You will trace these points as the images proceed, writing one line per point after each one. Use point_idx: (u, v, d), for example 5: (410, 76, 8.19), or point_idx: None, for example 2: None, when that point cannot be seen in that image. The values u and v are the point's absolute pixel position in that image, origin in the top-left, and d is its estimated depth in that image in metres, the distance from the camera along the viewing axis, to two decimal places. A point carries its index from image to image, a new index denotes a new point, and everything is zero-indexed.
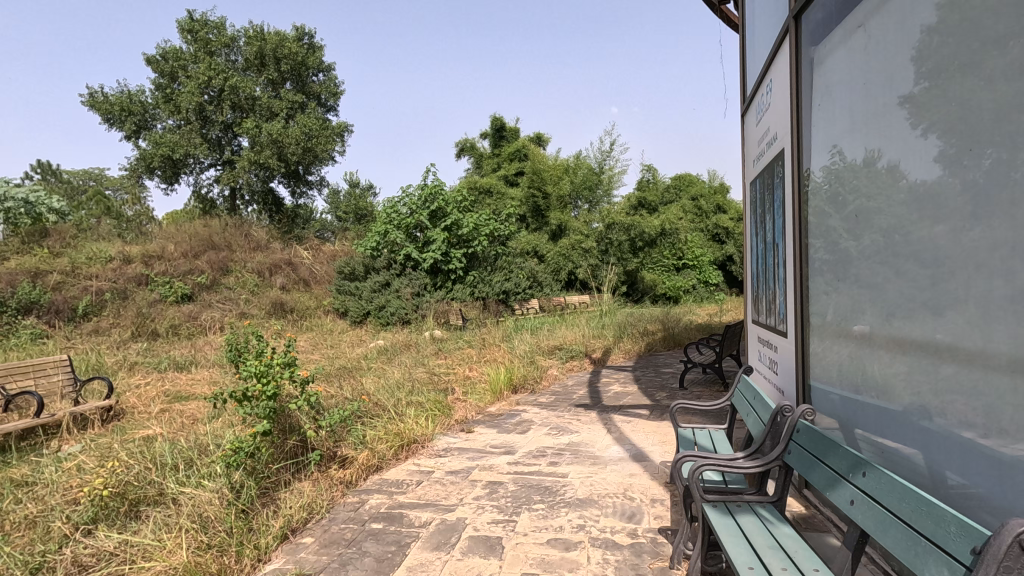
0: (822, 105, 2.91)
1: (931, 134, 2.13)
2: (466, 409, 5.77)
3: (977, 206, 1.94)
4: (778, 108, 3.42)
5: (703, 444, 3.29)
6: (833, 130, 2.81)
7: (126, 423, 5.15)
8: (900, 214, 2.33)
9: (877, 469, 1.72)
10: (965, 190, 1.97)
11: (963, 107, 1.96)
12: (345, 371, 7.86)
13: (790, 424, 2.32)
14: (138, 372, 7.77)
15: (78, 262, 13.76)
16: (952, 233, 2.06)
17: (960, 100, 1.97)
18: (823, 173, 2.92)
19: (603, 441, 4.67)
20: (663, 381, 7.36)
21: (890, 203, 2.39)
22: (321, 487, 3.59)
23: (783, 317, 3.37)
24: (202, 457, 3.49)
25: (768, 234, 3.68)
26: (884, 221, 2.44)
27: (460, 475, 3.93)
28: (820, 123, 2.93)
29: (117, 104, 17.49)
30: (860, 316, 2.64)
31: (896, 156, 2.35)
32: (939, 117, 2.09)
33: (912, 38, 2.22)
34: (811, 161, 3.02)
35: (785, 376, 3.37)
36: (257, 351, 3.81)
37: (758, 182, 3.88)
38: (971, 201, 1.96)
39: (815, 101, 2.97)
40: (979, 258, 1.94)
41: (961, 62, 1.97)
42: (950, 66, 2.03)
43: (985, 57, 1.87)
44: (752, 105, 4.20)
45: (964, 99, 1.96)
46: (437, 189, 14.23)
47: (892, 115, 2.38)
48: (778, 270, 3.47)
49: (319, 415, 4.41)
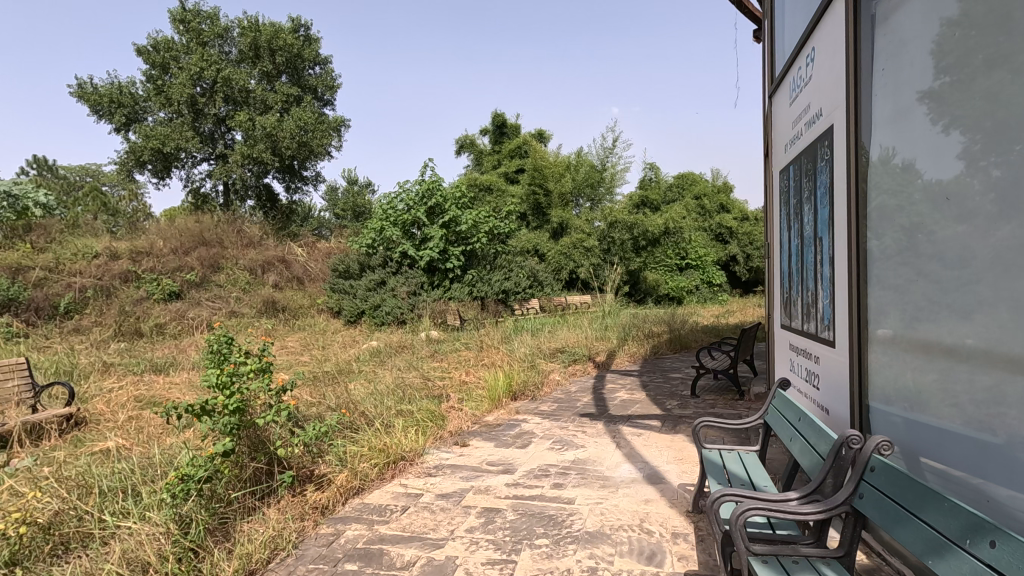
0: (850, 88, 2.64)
1: (954, 130, 2.01)
2: (461, 419, 5.29)
3: (1005, 205, 1.79)
4: (813, 87, 3.06)
5: (733, 469, 2.82)
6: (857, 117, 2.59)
7: (85, 436, 4.68)
8: (921, 212, 2.17)
9: (1011, 538, 1.25)
10: (991, 189, 1.84)
11: (992, 101, 1.84)
12: (334, 375, 7.38)
13: (860, 461, 1.84)
14: (112, 375, 7.29)
15: (63, 258, 13.30)
16: (978, 231, 1.91)
17: (988, 94, 1.85)
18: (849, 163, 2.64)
19: (612, 458, 4.19)
20: (673, 388, 6.87)
21: (907, 202, 2.24)
22: (291, 516, 3.11)
23: (825, 321, 2.88)
24: (150, 481, 3.02)
25: (804, 226, 3.24)
26: (903, 218, 2.27)
27: (452, 500, 3.45)
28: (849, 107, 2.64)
29: (106, 96, 16.99)
30: (881, 320, 2.42)
31: (911, 155, 2.22)
32: (962, 111, 1.97)
33: (931, 32, 2.11)
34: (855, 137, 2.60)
35: (826, 390, 2.90)
36: (219, 356, 3.33)
37: (791, 169, 3.47)
38: (999, 199, 1.81)
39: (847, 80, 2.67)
40: (1006, 258, 1.79)
41: (986, 56, 1.86)
42: (975, 59, 1.91)
43: (1012, 49, 1.75)
44: (784, 83, 3.77)
45: (993, 93, 1.83)
46: (434, 184, 13.68)
47: (911, 112, 2.23)
48: (816, 267, 3.02)
49: (296, 429, 3.94)
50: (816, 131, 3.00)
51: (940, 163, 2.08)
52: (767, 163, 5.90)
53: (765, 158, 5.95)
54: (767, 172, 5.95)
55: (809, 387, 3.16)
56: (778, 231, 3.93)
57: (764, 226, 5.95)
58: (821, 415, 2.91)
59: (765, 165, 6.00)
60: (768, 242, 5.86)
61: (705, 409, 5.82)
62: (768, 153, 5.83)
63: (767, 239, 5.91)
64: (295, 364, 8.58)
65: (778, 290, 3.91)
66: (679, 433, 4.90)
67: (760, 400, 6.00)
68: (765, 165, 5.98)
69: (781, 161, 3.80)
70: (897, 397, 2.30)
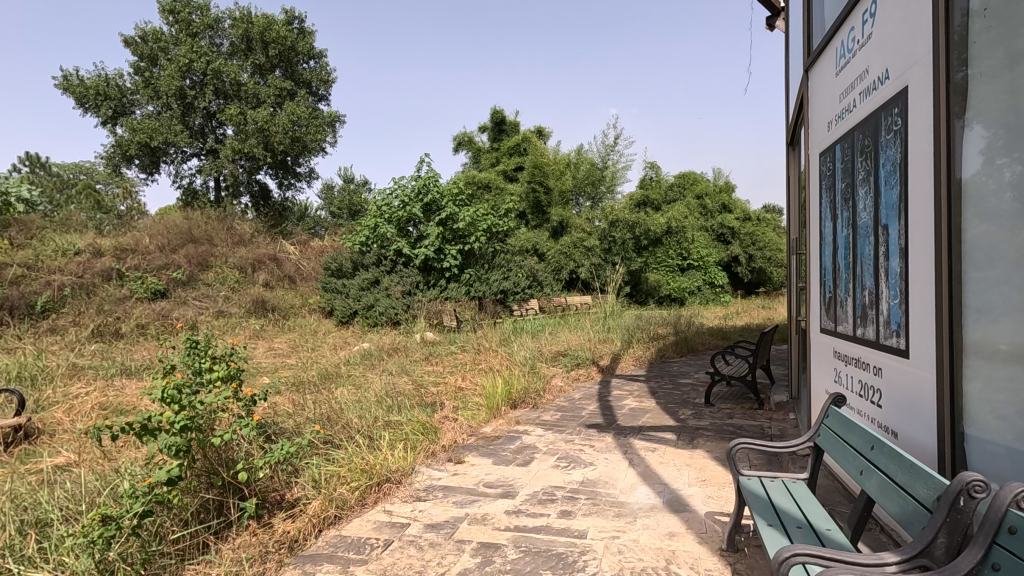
0: (903, 58, 2.27)
1: (984, 120, 1.82)
2: (457, 431, 4.80)
3: None
4: (872, 50, 2.60)
5: (781, 504, 2.33)
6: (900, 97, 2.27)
7: (31, 449, 4.16)
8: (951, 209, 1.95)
9: None
10: None
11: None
12: (320, 380, 6.86)
13: (994, 520, 1.34)
14: (81, 378, 6.77)
15: (43, 255, 12.78)
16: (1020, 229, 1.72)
17: None
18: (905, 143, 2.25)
19: (626, 480, 3.70)
20: (685, 396, 6.37)
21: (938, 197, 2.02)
22: (248, 557, 2.64)
23: (891, 326, 2.38)
24: (78, 515, 2.54)
25: (856, 214, 2.77)
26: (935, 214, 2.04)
27: (443, 533, 2.95)
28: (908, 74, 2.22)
29: (92, 88, 16.46)
30: (925, 328, 2.11)
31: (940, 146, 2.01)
32: (992, 100, 1.79)
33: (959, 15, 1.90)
34: (911, 110, 2.19)
35: (891, 408, 2.41)
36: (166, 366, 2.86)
37: (838, 150, 3.00)
38: None
39: (903, 45, 2.28)
40: None
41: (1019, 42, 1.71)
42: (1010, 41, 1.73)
43: None
44: (825, 53, 3.30)
45: None
46: (430, 180, 13.14)
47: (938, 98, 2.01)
48: (874, 261, 2.55)
49: (263, 448, 3.43)
50: (876, 99, 2.53)
51: (969, 157, 1.88)
52: (796, 151, 5.51)
53: (791, 146, 5.57)
54: (793, 161, 5.56)
55: (863, 402, 2.69)
56: (817, 220, 3.50)
57: (790, 216, 5.54)
58: (887, 438, 2.41)
59: (791, 154, 5.61)
60: (793, 234, 5.45)
61: (722, 419, 5.31)
62: (794, 141, 5.46)
63: (791, 230, 5.50)
64: (280, 369, 8.06)
65: (816, 288, 3.46)
66: (699, 448, 4.41)
67: (782, 409, 5.49)
68: (792, 153, 5.59)
69: (821, 142, 3.35)
70: (973, 417, 1.88)
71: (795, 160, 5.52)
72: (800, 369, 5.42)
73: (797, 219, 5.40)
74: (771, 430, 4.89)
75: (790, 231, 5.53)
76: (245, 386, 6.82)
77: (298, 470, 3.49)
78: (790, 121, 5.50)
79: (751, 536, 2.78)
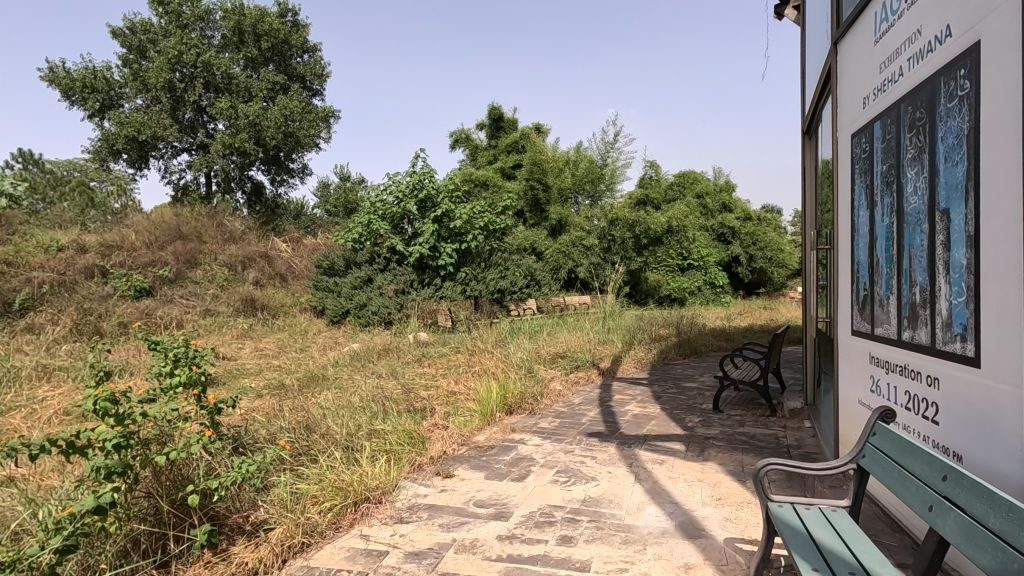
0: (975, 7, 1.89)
1: None
2: (447, 441, 4.42)
3: None
4: (925, 8, 2.23)
5: (825, 542, 1.97)
6: (970, 56, 1.90)
7: None
8: None
9: None
10: None
11: None
12: (304, 384, 6.48)
13: None
14: (49, 381, 6.37)
15: (24, 251, 12.37)
16: None
17: None
18: (977, 110, 1.87)
19: (633, 498, 3.33)
20: (691, 401, 6.00)
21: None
22: None
23: (954, 330, 2.01)
24: None
25: (904, 199, 2.40)
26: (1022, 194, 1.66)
27: (425, 564, 2.57)
28: (982, 28, 1.84)
29: (79, 80, 16.04)
30: (1007, 334, 1.74)
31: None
32: None
33: None
34: (986, 70, 1.82)
35: (954, 426, 2.03)
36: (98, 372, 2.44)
37: (877, 128, 2.64)
38: None
39: None
40: None
41: None
42: None
43: None
44: (858, 20, 2.92)
45: None
46: (426, 176, 12.76)
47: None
48: (928, 252, 2.18)
49: (220, 463, 3.06)
50: (931, 64, 2.17)
51: None
52: (811, 141, 5.19)
53: (806, 135, 5.24)
54: (808, 151, 5.25)
55: (910, 414, 2.33)
56: (844, 209, 3.16)
57: (805, 209, 5.22)
58: (950, 459, 2.03)
59: (806, 143, 5.29)
60: (810, 228, 5.14)
61: (732, 428, 4.93)
62: (811, 130, 5.14)
63: (807, 224, 5.19)
64: (265, 371, 7.69)
65: (845, 284, 3.12)
66: (711, 461, 4.03)
67: (795, 417, 5.11)
68: (807, 142, 5.27)
69: (852, 122, 2.99)
70: None
71: (810, 151, 5.21)
72: (815, 376, 5.05)
73: (814, 212, 5.08)
74: (787, 441, 4.48)
75: (805, 225, 5.23)
76: (224, 390, 6.43)
77: (267, 487, 3.14)
78: (807, 108, 5.17)
79: (780, 572, 2.41)
